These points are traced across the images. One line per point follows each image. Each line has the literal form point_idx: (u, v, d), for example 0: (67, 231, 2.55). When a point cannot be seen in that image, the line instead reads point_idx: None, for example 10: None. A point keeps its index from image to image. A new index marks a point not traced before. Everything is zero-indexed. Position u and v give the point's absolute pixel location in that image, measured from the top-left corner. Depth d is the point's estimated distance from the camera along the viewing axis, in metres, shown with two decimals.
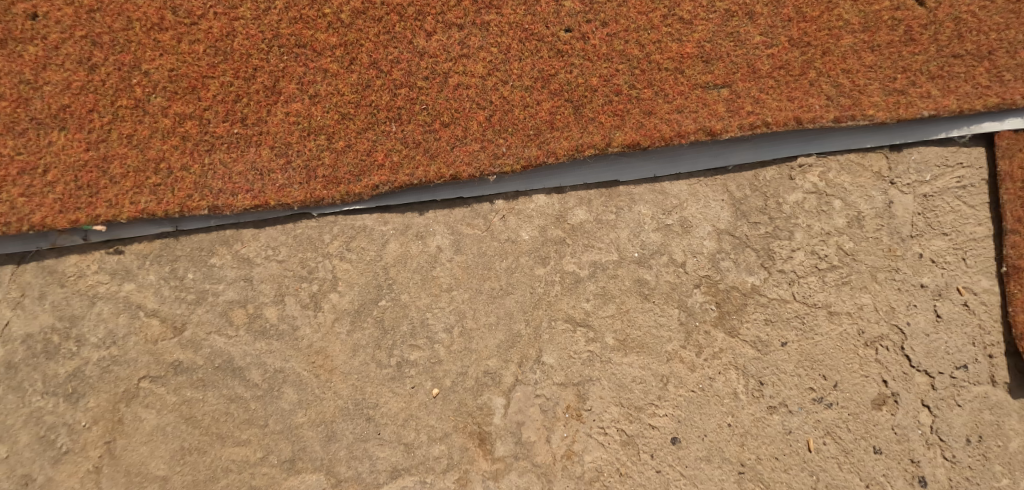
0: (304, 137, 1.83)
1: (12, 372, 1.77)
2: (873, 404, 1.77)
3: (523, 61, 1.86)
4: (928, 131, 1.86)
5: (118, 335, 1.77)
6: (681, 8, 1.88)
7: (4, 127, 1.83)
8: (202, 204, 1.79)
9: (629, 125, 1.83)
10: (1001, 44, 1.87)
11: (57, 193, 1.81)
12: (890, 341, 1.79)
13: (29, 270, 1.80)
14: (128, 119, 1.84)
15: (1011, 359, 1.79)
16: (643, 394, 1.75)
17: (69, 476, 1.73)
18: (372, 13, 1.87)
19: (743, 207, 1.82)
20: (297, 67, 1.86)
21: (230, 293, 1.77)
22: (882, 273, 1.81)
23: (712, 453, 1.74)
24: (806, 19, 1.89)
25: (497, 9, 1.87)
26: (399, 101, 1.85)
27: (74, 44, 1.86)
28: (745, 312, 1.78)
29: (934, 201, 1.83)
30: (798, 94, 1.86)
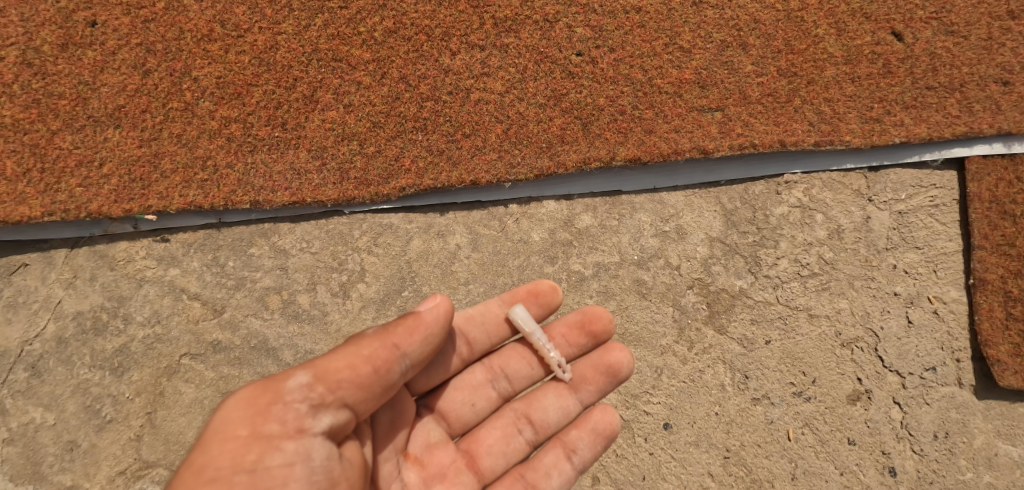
0: (338, 142, 2.02)
1: (62, 346, 1.94)
2: (848, 399, 1.93)
3: (538, 80, 2.07)
4: (903, 155, 2.05)
5: (162, 315, 1.95)
6: (681, 38, 2.10)
7: (64, 123, 2.02)
8: (244, 199, 1.97)
9: (632, 142, 2.03)
10: (971, 77, 2.08)
11: (112, 185, 1.99)
12: (865, 342, 1.96)
13: (82, 254, 1.99)
14: (178, 120, 2.03)
15: (977, 364, 1.96)
16: (638, 383, 1.92)
17: (112, 443, 1.89)
18: (403, 33, 2.08)
19: (733, 218, 2.01)
20: (333, 79, 2.06)
21: (267, 280, 1.96)
22: (859, 281, 1.99)
23: (700, 438, 1.90)
24: (794, 51, 2.10)
25: (515, 34, 2.09)
26: (425, 113, 2.04)
27: (130, 50, 2.06)
28: (733, 312, 1.96)
29: (908, 217, 2.02)
30: (784, 119, 2.05)
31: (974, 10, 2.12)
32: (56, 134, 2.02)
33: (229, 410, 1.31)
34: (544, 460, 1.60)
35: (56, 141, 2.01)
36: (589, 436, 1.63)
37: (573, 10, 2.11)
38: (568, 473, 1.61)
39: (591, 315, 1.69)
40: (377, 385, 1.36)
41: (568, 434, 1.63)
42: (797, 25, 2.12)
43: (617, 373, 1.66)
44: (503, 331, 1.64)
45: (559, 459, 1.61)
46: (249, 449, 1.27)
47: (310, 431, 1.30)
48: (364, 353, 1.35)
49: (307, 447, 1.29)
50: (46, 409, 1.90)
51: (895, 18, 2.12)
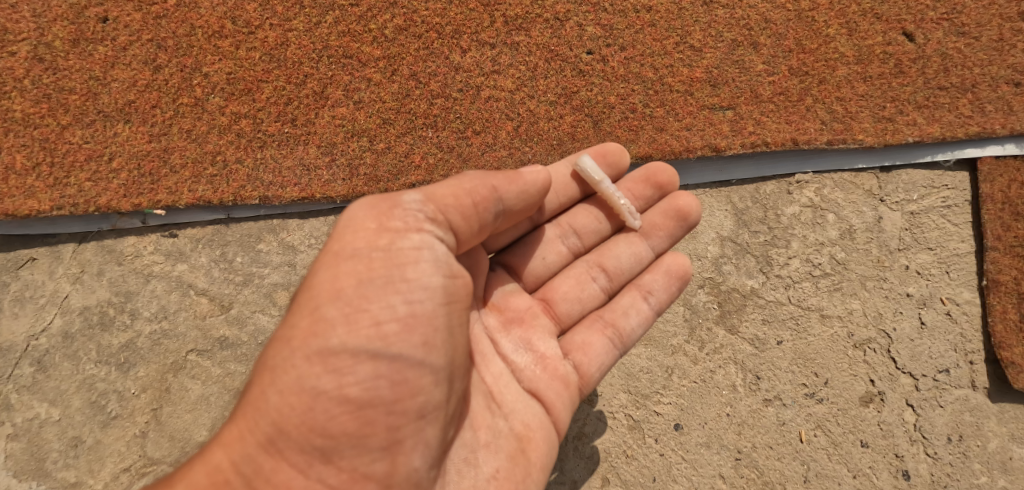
0: (347, 138, 2.02)
1: (69, 341, 1.93)
2: (860, 401, 1.91)
3: (548, 78, 2.06)
4: (915, 155, 2.04)
5: (169, 310, 1.94)
6: (692, 37, 2.10)
7: (74, 118, 2.02)
8: (253, 195, 1.97)
9: (643, 140, 2.02)
10: (983, 78, 2.07)
11: (121, 179, 1.99)
12: (877, 343, 1.94)
13: (90, 248, 1.98)
14: (188, 116, 2.03)
15: (991, 366, 1.94)
16: (649, 383, 1.90)
17: (116, 439, 1.87)
18: (413, 31, 2.09)
19: (744, 217, 2.00)
20: (344, 76, 2.06)
21: (275, 276, 1.95)
22: (871, 282, 1.98)
23: (711, 440, 1.87)
24: (805, 51, 2.09)
25: (526, 32, 2.09)
26: (435, 110, 2.04)
27: (141, 46, 2.07)
28: (744, 311, 1.94)
29: (920, 218, 2.01)
30: (795, 118, 2.04)
31: (985, 12, 2.11)
32: (67, 129, 2.02)
33: (358, 209, 1.30)
34: (620, 300, 1.61)
35: (66, 135, 2.01)
36: (663, 279, 1.62)
37: (584, 9, 2.11)
38: (644, 313, 1.61)
39: (652, 170, 1.67)
40: (496, 181, 1.39)
41: (642, 278, 1.63)
42: (808, 25, 2.11)
43: (687, 216, 1.64)
44: (571, 191, 1.63)
45: (635, 299, 1.61)
46: (378, 238, 1.28)
47: (428, 240, 1.30)
48: (466, 186, 1.35)
49: (429, 253, 1.29)
50: (51, 404, 1.89)
51: (906, 18, 2.12)
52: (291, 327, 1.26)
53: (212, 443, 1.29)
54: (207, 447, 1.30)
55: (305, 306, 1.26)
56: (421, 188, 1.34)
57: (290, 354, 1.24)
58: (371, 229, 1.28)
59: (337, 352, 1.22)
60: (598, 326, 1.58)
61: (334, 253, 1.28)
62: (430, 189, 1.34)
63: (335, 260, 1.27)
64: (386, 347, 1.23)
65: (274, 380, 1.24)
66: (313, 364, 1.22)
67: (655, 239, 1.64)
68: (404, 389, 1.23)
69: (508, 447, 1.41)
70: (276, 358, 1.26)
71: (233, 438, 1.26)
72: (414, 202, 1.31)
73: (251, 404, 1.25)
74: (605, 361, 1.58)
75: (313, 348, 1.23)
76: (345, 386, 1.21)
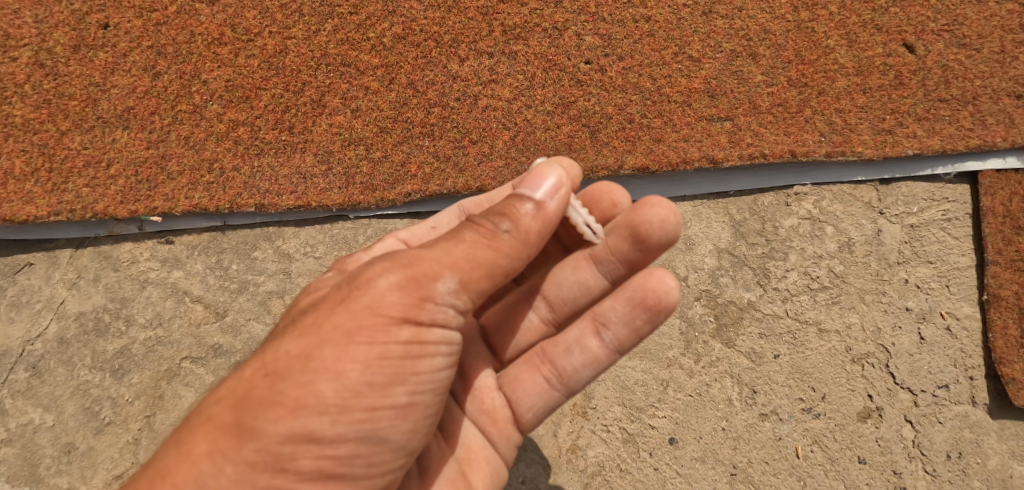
0: (344, 146, 2.02)
1: (64, 346, 1.93)
2: (858, 416, 1.89)
3: (546, 88, 2.05)
4: (915, 168, 2.03)
5: (164, 317, 1.94)
6: (690, 48, 2.09)
7: (73, 124, 2.03)
8: (250, 202, 1.97)
9: (640, 150, 2.01)
10: (985, 90, 2.05)
11: (118, 185, 1.99)
12: (875, 358, 1.92)
13: (87, 254, 1.99)
14: (186, 122, 2.04)
15: (991, 382, 1.91)
16: (644, 396, 1.88)
17: (109, 446, 1.87)
18: (412, 39, 2.09)
19: (742, 229, 1.99)
20: (342, 84, 2.06)
21: (270, 284, 1.94)
22: (870, 295, 1.96)
23: (707, 454, 1.85)
24: (804, 62, 2.08)
25: (524, 41, 2.09)
26: (432, 119, 2.03)
27: (141, 52, 2.07)
28: (741, 325, 1.93)
29: (920, 231, 1.99)
30: (794, 130, 2.03)
31: (986, 23, 2.10)
32: (65, 134, 2.02)
33: (382, 290, 1.19)
34: (566, 335, 1.43)
35: (65, 141, 2.02)
36: (623, 309, 1.39)
37: (582, 19, 2.10)
38: (594, 350, 1.42)
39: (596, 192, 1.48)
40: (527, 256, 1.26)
41: (598, 307, 1.41)
42: (808, 36, 2.10)
43: (648, 235, 1.36)
44: None
45: (584, 334, 1.42)
46: (400, 329, 1.18)
47: (447, 330, 1.24)
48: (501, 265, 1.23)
49: (451, 346, 1.25)
50: (45, 410, 1.89)
51: (907, 29, 2.10)
52: (277, 391, 1.14)
53: (150, 481, 1.12)
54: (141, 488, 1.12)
55: (297, 371, 1.15)
56: (454, 268, 1.21)
57: (272, 418, 1.13)
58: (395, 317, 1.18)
59: (325, 430, 1.15)
60: (537, 361, 1.46)
61: (346, 330, 1.17)
62: (461, 268, 1.21)
63: (347, 338, 1.17)
64: (375, 431, 1.18)
65: (250, 438, 1.13)
66: (297, 435, 1.14)
67: (611, 268, 1.41)
68: (378, 468, 1.21)
69: (435, 479, 1.40)
70: (255, 416, 1.14)
71: (185, 482, 1.11)
72: (446, 290, 1.21)
73: (214, 453, 1.13)
74: (542, 399, 1.45)
75: (300, 420, 1.13)
76: (323, 460, 1.15)
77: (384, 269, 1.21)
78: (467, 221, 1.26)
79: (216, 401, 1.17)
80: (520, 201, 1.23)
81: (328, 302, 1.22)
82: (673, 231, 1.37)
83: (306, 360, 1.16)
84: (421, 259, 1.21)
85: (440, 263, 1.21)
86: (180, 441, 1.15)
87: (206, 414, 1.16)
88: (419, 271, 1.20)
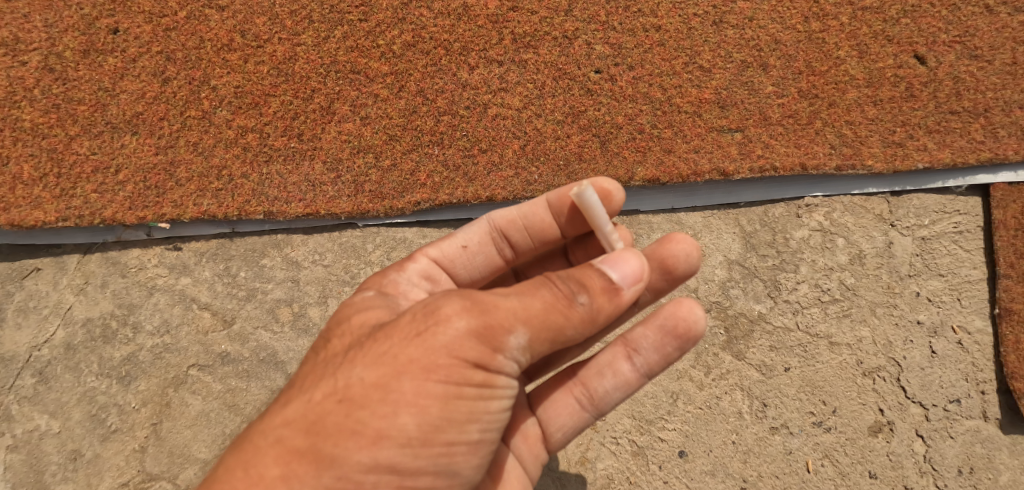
0: (353, 154, 2.01)
1: (71, 353, 1.93)
2: (869, 430, 1.87)
3: (556, 97, 2.05)
4: (925, 181, 2.01)
5: (172, 324, 1.93)
6: (701, 58, 2.08)
7: (82, 129, 2.02)
8: (258, 210, 1.96)
9: (651, 161, 2.00)
10: (996, 103, 2.04)
11: (127, 191, 1.98)
12: (886, 372, 1.91)
13: (94, 260, 1.98)
14: (195, 128, 2.03)
15: (1003, 397, 1.90)
16: (654, 408, 1.87)
17: (116, 454, 1.86)
18: (421, 47, 2.08)
19: (752, 240, 1.97)
20: (351, 91, 2.05)
21: (278, 292, 1.94)
22: (881, 308, 1.94)
23: (716, 468, 1.84)
24: (815, 73, 2.07)
25: (534, 49, 2.08)
26: (442, 127, 2.03)
27: (151, 58, 2.07)
28: (751, 338, 1.92)
29: (932, 244, 1.98)
30: (804, 142, 2.02)
31: (998, 35, 2.09)
32: (74, 139, 2.02)
33: (460, 333, 1.16)
34: (599, 358, 1.43)
35: (74, 146, 2.02)
36: (654, 336, 1.39)
37: (592, 27, 2.10)
38: (626, 375, 1.42)
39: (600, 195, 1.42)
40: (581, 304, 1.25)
41: (630, 333, 1.42)
42: (819, 47, 2.09)
43: (673, 268, 1.40)
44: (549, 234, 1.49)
45: (616, 358, 1.42)
46: (475, 372, 1.18)
47: (512, 376, 1.24)
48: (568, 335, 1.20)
49: (514, 389, 1.25)
50: (52, 416, 1.89)
51: (918, 41, 2.09)
52: (356, 419, 1.14)
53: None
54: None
55: (376, 401, 1.14)
56: (526, 323, 1.18)
57: (355, 447, 1.13)
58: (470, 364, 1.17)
59: (405, 462, 1.15)
60: (571, 380, 1.46)
61: (422, 367, 1.15)
62: (534, 325, 1.18)
63: (425, 374, 1.15)
64: (450, 465, 1.19)
65: (330, 465, 1.12)
66: (378, 466, 1.13)
67: (643, 296, 1.42)
68: None
69: None
70: (334, 443, 1.13)
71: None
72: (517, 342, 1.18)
73: (290, 477, 1.12)
74: (573, 421, 1.44)
75: (382, 451, 1.13)
76: None
77: (461, 311, 1.18)
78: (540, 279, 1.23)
79: (286, 425, 1.16)
80: (595, 274, 1.22)
81: (402, 332, 1.19)
82: (695, 265, 1.41)
83: (382, 392, 1.15)
84: (496, 308, 1.18)
85: (515, 315, 1.18)
86: (248, 465, 1.13)
87: (276, 437, 1.15)
88: (495, 319, 1.17)
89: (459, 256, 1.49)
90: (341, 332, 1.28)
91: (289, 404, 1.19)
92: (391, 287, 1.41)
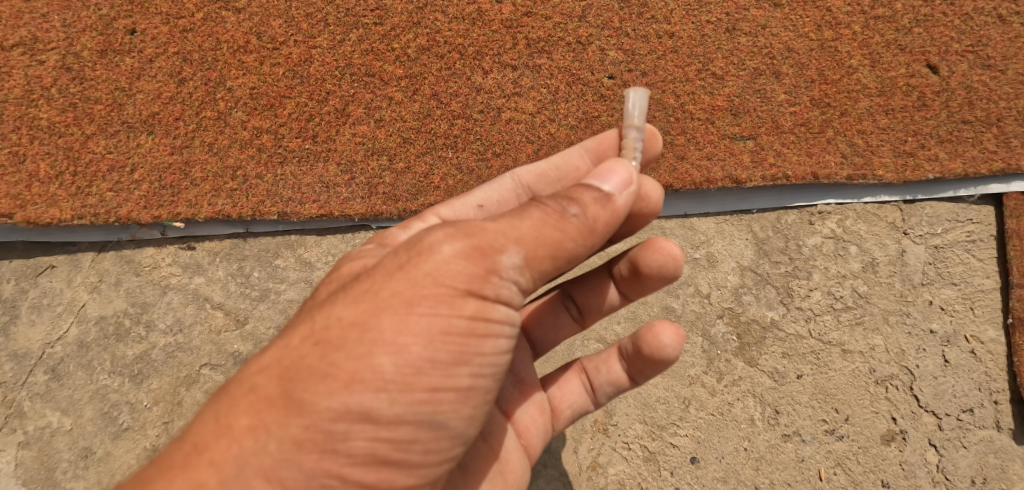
0: (367, 156, 2.02)
1: (84, 350, 1.93)
2: (882, 439, 1.87)
3: (569, 102, 2.05)
4: (936, 190, 2.01)
5: (185, 323, 1.94)
6: (714, 65, 2.09)
7: (99, 128, 2.04)
8: (272, 210, 1.97)
9: (663, 168, 2.00)
10: (1009, 112, 2.04)
11: (142, 190, 2.00)
12: (899, 380, 1.90)
13: (109, 258, 1.99)
14: (210, 129, 2.04)
15: (1016, 407, 1.89)
16: (665, 414, 1.87)
17: (127, 452, 1.86)
18: (436, 51, 2.09)
19: (765, 247, 1.97)
20: (365, 94, 2.06)
21: (291, 293, 1.94)
22: (894, 316, 1.94)
23: (728, 475, 1.84)
24: (828, 81, 2.08)
25: (548, 55, 2.09)
26: (455, 131, 2.04)
27: (167, 58, 2.09)
28: (764, 344, 1.91)
29: (945, 252, 1.98)
30: (816, 150, 2.02)
31: (1011, 44, 2.09)
32: (90, 138, 2.03)
33: (446, 258, 1.14)
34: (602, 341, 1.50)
35: (90, 144, 2.03)
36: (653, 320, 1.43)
37: (606, 33, 2.11)
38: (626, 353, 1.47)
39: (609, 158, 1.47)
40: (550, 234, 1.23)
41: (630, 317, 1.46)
42: (831, 55, 2.10)
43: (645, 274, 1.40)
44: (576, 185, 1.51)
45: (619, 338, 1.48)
46: (464, 303, 1.14)
47: (507, 311, 1.19)
48: (565, 248, 1.19)
49: (510, 331, 1.20)
50: (63, 413, 1.89)
51: (930, 50, 2.10)
52: (330, 361, 1.10)
53: (185, 455, 1.09)
54: (177, 461, 1.09)
55: (352, 342, 1.11)
56: (520, 242, 1.16)
57: (324, 392, 1.09)
58: (459, 291, 1.13)
59: (380, 408, 1.10)
60: (575, 366, 1.53)
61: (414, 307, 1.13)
62: (527, 244, 1.17)
63: (405, 308, 1.12)
64: (434, 414, 1.14)
65: (299, 414, 1.09)
66: (350, 412, 1.09)
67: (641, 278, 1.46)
68: (434, 455, 1.17)
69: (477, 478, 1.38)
70: (304, 389, 1.09)
71: (225, 459, 1.08)
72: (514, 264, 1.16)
73: (257, 428, 1.09)
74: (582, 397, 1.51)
75: (354, 396, 1.09)
76: (378, 442, 1.11)
77: (447, 238, 1.16)
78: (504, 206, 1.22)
79: (260, 372, 1.14)
80: (587, 188, 1.23)
81: (382, 268, 1.17)
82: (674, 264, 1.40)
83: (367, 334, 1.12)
84: (485, 229, 1.17)
85: (506, 235, 1.16)
86: (219, 413, 1.12)
87: (250, 385, 1.13)
88: (484, 241, 1.16)
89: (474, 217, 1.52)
90: (331, 279, 1.28)
91: (265, 351, 1.17)
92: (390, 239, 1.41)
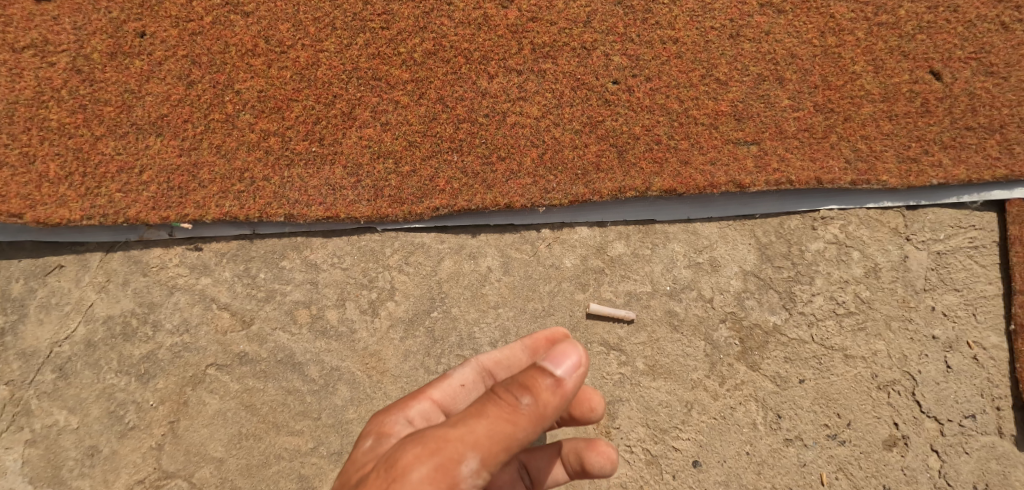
0: (373, 159, 2.04)
1: (91, 349, 1.95)
2: (884, 444, 1.88)
3: (574, 106, 2.07)
4: (940, 196, 2.02)
5: (191, 323, 1.96)
6: (718, 70, 2.10)
7: (108, 129, 2.06)
8: (279, 212, 1.98)
9: (668, 172, 2.01)
10: (1012, 119, 2.05)
11: (151, 191, 2.02)
12: (901, 386, 1.91)
13: (117, 258, 2.01)
14: (218, 131, 2.06)
15: (1018, 413, 1.90)
16: (668, 417, 1.88)
17: (133, 450, 1.89)
18: (442, 55, 2.11)
19: (768, 252, 1.98)
20: (372, 97, 2.08)
21: (296, 294, 1.96)
22: (896, 322, 1.95)
23: (730, 479, 1.85)
24: (831, 88, 2.09)
25: (553, 60, 2.11)
26: (461, 134, 2.05)
27: (176, 61, 2.11)
28: (766, 349, 1.92)
29: (947, 258, 1.98)
30: (820, 156, 2.03)
31: (1014, 52, 2.10)
32: (100, 139, 2.06)
33: (415, 483, 1.20)
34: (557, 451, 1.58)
35: (99, 146, 2.05)
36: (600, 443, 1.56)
37: (610, 39, 2.12)
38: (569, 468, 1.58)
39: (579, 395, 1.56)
40: (543, 433, 1.28)
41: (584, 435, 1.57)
42: (835, 62, 2.11)
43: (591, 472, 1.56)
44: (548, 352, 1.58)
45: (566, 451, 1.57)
46: None
47: None
48: (519, 437, 1.24)
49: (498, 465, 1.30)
50: (71, 412, 1.92)
51: (933, 57, 2.10)
52: None
53: None
54: None
55: None
56: (477, 451, 1.22)
57: None
58: None
59: None
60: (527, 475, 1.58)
61: (431, 440, 1.24)
62: (483, 447, 1.22)
63: None
64: None
65: None
66: None
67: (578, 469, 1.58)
68: None
69: None
70: None
71: None
72: (521, 407, 1.25)
73: None
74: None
75: None
76: None
77: (418, 458, 1.22)
78: (490, 393, 1.28)
79: None
80: (540, 375, 1.27)
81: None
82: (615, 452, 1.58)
83: (392, 469, 1.23)
84: (447, 440, 1.23)
85: (464, 442, 1.22)
86: None
87: None
88: (446, 453, 1.21)
89: (459, 395, 1.52)
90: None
91: None
92: (388, 427, 1.42)
